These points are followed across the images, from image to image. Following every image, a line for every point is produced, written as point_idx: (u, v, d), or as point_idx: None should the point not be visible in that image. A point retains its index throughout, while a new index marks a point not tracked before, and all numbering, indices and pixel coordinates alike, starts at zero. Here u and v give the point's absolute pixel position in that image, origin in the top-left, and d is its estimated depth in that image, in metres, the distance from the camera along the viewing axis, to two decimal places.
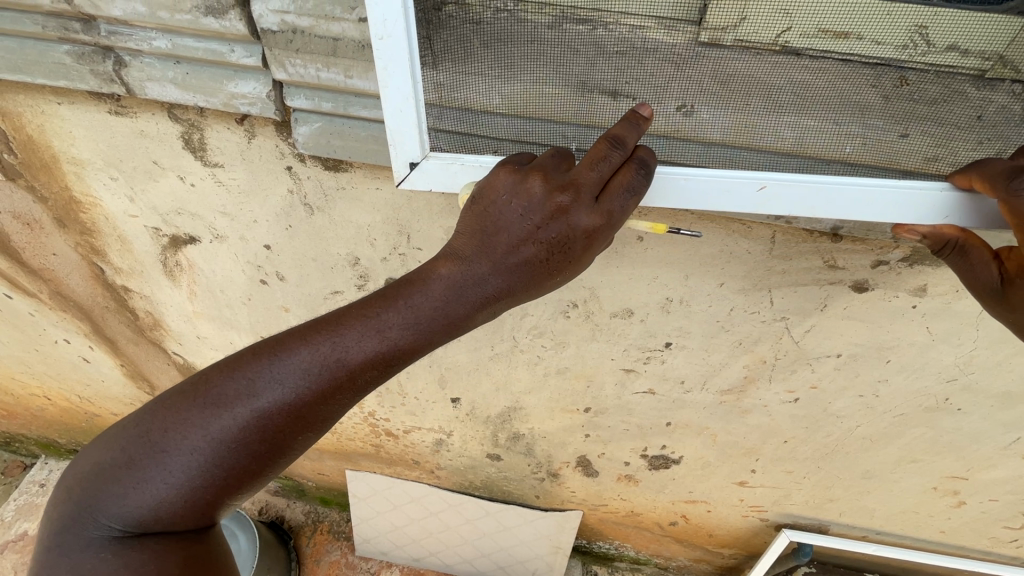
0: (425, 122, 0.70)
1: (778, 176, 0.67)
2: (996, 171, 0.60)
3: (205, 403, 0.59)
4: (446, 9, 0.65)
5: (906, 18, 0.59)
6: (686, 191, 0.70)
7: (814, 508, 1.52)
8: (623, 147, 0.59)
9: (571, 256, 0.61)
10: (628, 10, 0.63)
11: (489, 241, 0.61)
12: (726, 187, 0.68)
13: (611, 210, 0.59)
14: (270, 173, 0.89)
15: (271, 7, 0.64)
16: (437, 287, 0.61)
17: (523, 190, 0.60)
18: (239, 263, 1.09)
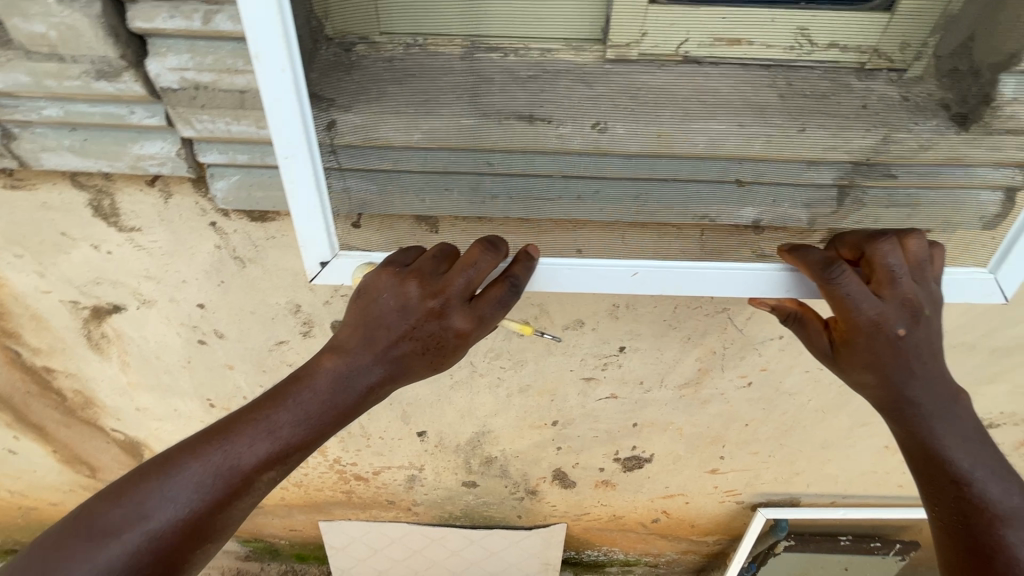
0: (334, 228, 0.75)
1: (645, 262, 0.79)
2: (813, 260, 0.68)
3: (89, 535, 0.55)
4: (358, 50, 0.67)
5: (788, 21, 0.66)
6: (564, 277, 0.79)
7: (783, 483, 1.57)
8: (497, 254, 0.63)
9: (448, 351, 0.64)
10: (537, 39, 0.68)
11: (374, 336, 0.63)
12: (596, 273, 0.79)
13: (484, 313, 0.63)
14: (193, 231, 0.85)
15: (169, 66, 0.65)
16: (325, 384, 0.62)
17: (402, 291, 0.62)
18: (172, 326, 1.03)
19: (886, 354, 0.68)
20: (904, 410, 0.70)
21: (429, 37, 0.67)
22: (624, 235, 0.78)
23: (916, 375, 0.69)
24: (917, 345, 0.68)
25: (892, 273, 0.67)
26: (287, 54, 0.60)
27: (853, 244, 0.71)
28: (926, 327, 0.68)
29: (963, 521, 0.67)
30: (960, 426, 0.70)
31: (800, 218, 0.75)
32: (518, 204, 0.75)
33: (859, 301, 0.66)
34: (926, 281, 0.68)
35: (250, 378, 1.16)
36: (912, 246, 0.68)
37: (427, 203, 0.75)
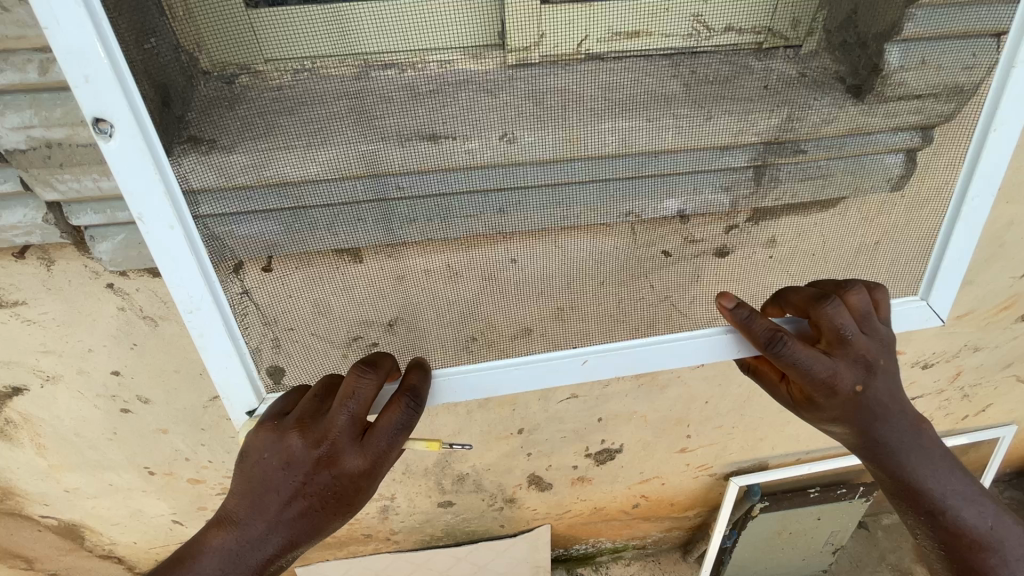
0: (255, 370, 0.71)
1: (592, 349, 0.79)
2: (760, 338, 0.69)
3: None
4: (240, 81, 0.63)
5: (683, 10, 0.66)
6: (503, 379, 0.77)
7: (750, 450, 1.61)
8: (375, 382, 0.65)
9: (347, 495, 0.66)
10: (433, 50, 0.66)
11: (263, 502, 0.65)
12: (532, 373, 0.77)
13: (378, 448, 0.65)
14: (90, 296, 0.78)
15: (11, 125, 0.60)
16: (213, 560, 0.64)
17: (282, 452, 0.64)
18: (87, 400, 0.94)
19: (838, 406, 0.75)
20: (869, 444, 0.78)
21: (317, 60, 0.64)
22: (556, 239, 0.77)
23: (875, 417, 0.76)
24: (875, 393, 0.75)
25: (841, 335, 0.71)
26: (178, 217, 0.59)
27: (799, 303, 0.75)
28: (879, 375, 0.74)
29: (948, 546, 0.76)
30: (918, 444, 0.77)
31: (722, 202, 0.77)
32: (436, 226, 0.73)
33: (814, 367, 0.70)
34: (874, 332, 0.74)
35: (189, 438, 1.08)
36: (855, 301, 0.74)
37: (341, 236, 0.72)
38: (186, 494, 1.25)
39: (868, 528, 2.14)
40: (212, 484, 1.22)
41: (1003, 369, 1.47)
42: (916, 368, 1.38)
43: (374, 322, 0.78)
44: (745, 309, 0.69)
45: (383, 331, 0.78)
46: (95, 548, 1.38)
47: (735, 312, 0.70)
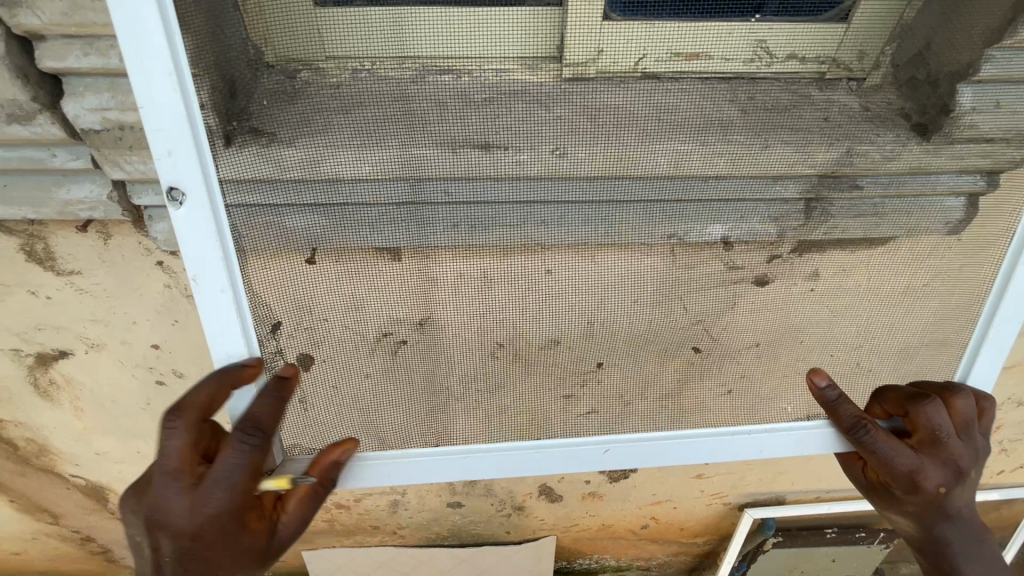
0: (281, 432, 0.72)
1: (618, 440, 0.79)
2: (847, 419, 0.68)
3: None
4: (301, 77, 0.64)
5: (746, 36, 0.67)
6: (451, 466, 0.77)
7: (768, 482, 1.57)
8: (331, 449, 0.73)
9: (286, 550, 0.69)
10: (490, 58, 0.67)
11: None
12: (502, 462, 0.77)
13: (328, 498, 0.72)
14: (139, 272, 0.81)
15: (89, 107, 0.63)
16: None
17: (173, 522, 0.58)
18: (125, 369, 0.98)
19: (914, 504, 0.70)
20: (938, 549, 0.72)
21: (378, 62, 0.66)
22: (595, 256, 0.76)
23: (953, 518, 0.70)
24: (957, 500, 0.69)
25: (937, 434, 0.67)
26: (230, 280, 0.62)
27: (897, 403, 0.72)
28: (969, 487, 0.69)
29: None
30: (982, 555, 0.71)
31: (768, 231, 0.76)
32: (477, 232, 0.74)
33: (897, 459, 0.66)
34: (968, 446, 0.68)
35: (215, 415, 1.11)
36: (959, 406, 0.69)
37: (384, 235, 0.73)
38: None
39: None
40: None
41: None
42: None
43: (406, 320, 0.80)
44: (836, 388, 0.69)
45: (412, 329, 0.80)
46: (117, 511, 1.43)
47: (832, 387, 0.69)
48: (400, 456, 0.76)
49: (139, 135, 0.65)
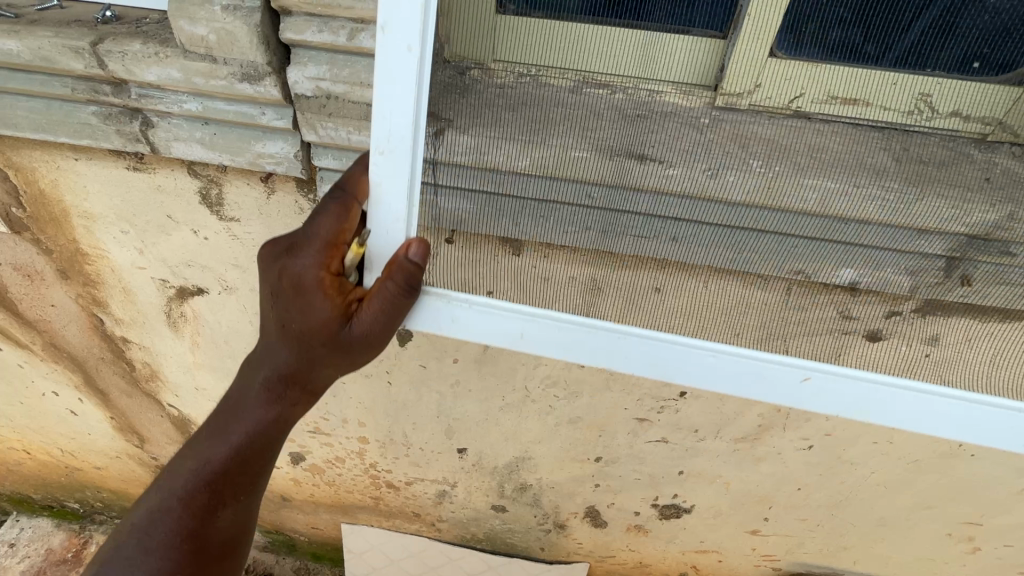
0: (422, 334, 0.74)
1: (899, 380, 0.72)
2: None
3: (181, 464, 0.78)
4: (472, 74, 0.71)
5: (911, 87, 0.66)
6: (553, 343, 0.74)
7: (828, 556, 1.47)
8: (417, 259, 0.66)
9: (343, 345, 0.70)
10: (647, 79, 0.71)
11: (244, 477, 0.77)
12: (630, 352, 0.74)
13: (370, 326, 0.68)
14: (287, 228, 0.90)
15: (307, 75, 0.72)
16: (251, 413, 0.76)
17: (296, 319, 0.69)
18: (246, 315, 1.07)
19: None
20: None
21: (543, 69, 0.72)
22: (705, 280, 0.78)
23: None
24: None
25: None
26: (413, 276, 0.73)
27: None
28: None
29: None
30: None
31: (902, 284, 0.75)
32: (610, 239, 0.78)
33: None
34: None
35: None
36: None
37: (517, 226, 0.77)
38: None
39: None
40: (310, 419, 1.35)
41: None
42: None
43: None
44: None
45: None
46: None
47: None
48: (515, 311, 0.73)
49: (339, 105, 0.74)
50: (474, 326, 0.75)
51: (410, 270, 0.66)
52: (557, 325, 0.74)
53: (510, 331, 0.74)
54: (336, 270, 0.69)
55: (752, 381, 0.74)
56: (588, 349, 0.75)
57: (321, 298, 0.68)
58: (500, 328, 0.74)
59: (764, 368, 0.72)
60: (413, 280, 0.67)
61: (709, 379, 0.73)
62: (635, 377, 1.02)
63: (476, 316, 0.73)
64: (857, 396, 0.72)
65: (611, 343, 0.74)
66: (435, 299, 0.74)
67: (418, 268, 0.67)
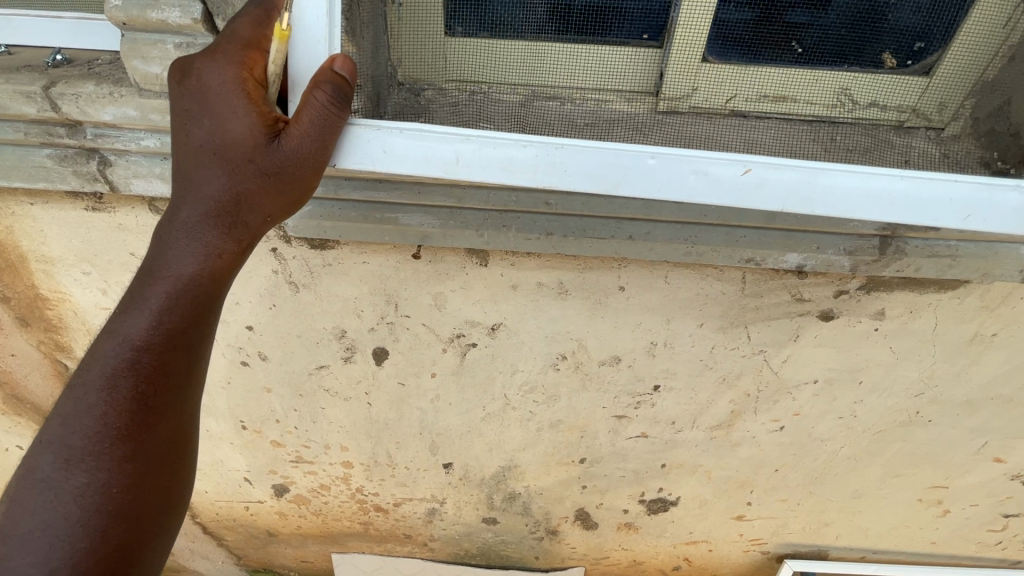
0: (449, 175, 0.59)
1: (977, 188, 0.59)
2: None
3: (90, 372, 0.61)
4: (427, 94, 0.74)
5: (832, 82, 0.72)
6: (488, 161, 0.60)
7: (811, 534, 1.51)
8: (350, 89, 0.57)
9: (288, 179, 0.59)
10: (592, 89, 0.75)
11: (179, 362, 0.63)
12: (645, 175, 0.60)
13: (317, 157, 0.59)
14: (253, 256, 0.90)
15: None
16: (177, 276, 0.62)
17: (213, 127, 0.57)
18: (218, 346, 1.07)
19: None
20: None
21: (493, 86, 0.76)
22: (669, 276, 0.87)
23: None
24: None
25: None
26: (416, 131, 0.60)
27: None
28: None
29: None
30: None
31: (842, 263, 0.78)
32: (570, 242, 0.76)
33: None
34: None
35: (287, 400, 1.19)
36: None
37: (485, 236, 0.76)
38: (265, 453, 1.36)
39: None
40: (291, 448, 1.34)
41: None
42: (1016, 482, 1.27)
43: (480, 323, 0.98)
44: None
45: (484, 332, 0.99)
46: None
47: None
48: (447, 131, 0.59)
49: None
50: (402, 148, 0.60)
51: (340, 80, 0.56)
52: (493, 142, 0.59)
53: (445, 153, 0.59)
54: (259, 79, 0.57)
55: (732, 185, 0.59)
56: (527, 168, 0.60)
57: (236, 108, 0.56)
58: (430, 149, 0.59)
59: (727, 173, 0.59)
60: (345, 93, 0.57)
61: (668, 190, 0.60)
62: (609, 375, 1.06)
63: (408, 144, 0.60)
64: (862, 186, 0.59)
65: (547, 157, 0.59)
66: (361, 128, 0.60)
67: (348, 81, 0.57)
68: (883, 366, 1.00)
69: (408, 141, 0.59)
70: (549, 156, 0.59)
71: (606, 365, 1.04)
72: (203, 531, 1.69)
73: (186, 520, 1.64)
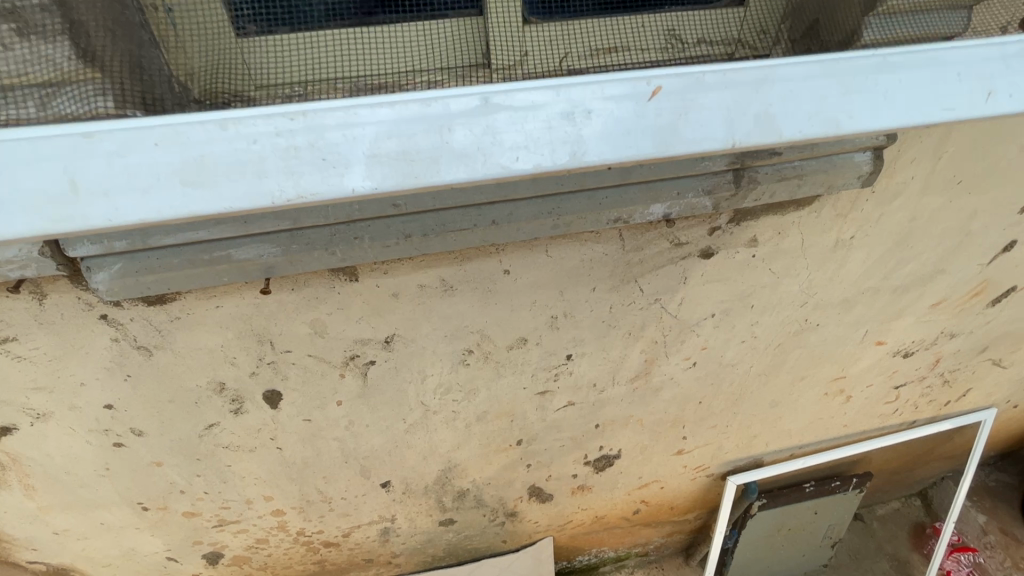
0: (196, 182, 0.46)
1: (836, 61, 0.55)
2: None
3: None
4: (231, 108, 0.63)
5: (658, 25, 0.72)
6: (237, 158, 0.46)
7: (745, 448, 1.62)
8: None
9: None
10: (422, 71, 0.68)
11: None
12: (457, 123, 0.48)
13: None
14: (81, 329, 0.77)
15: None
16: None
17: None
18: (79, 436, 0.92)
19: None
20: None
21: (309, 86, 0.66)
22: (547, 249, 0.84)
23: None
24: None
25: None
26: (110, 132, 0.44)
27: None
28: None
29: None
30: None
31: (705, 204, 0.79)
32: (432, 241, 0.72)
33: None
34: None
35: (183, 470, 1.06)
36: None
37: (340, 255, 0.70)
38: (182, 528, 1.22)
39: (864, 520, 2.20)
40: (209, 515, 1.21)
41: (978, 355, 1.52)
42: (898, 358, 1.42)
43: (372, 340, 0.91)
44: None
45: (379, 346, 0.92)
46: None
47: None
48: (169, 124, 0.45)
49: None
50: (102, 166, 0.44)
51: None
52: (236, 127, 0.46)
53: (171, 157, 0.45)
54: None
55: (539, 137, 0.50)
56: (303, 158, 0.47)
57: None
58: (150, 168, 0.45)
59: (516, 122, 0.49)
60: None
61: (519, 151, 0.49)
62: (521, 357, 1.03)
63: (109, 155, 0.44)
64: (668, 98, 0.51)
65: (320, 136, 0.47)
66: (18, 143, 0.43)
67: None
68: (767, 288, 1.05)
69: (108, 144, 0.44)
70: (326, 133, 0.47)
71: (515, 349, 1.01)
72: None
73: None
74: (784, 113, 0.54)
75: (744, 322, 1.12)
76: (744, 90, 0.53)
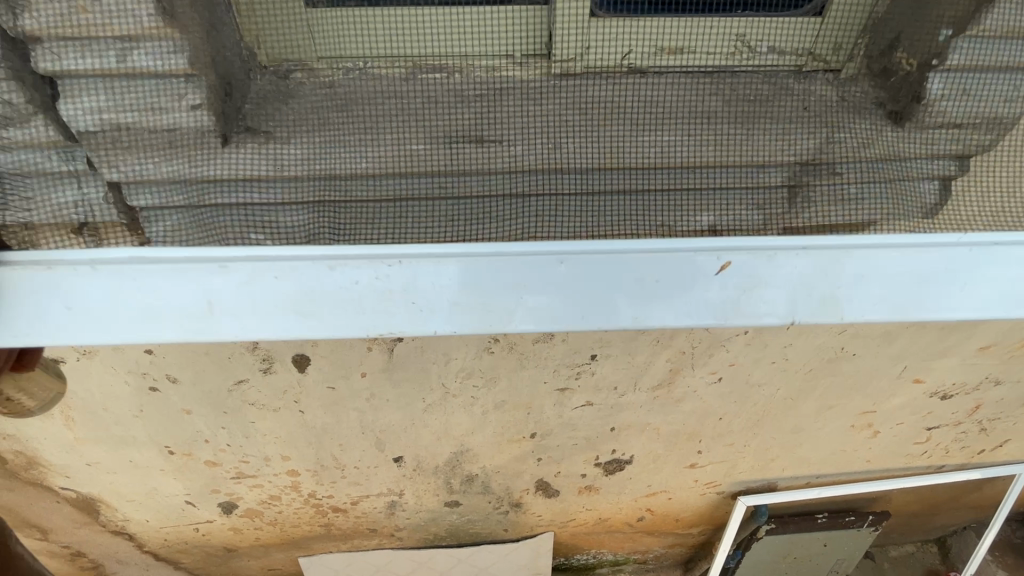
0: (298, 296, 0.61)
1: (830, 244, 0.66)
2: None
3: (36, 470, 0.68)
4: (296, 77, 0.66)
5: (730, 30, 0.68)
6: (332, 287, 0.62)
7: (760, 470, 1.58)
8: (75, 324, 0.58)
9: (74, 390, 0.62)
10: (480, 56, 0.68)
11: None
12: (503, 267, 0.63)
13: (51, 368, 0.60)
14: None
15: None
16: None
17: None
18: (119, 375, 0.97)
19: None
20: None
21: (370, 60, 0.67)
22: None
23: None
24: None
25: None
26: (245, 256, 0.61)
27: None
28: None
29: None
30: None
31: (760, 221, 0.74)
32: None
33: None
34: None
35: (210, 421, 1.10)
36: None
37: None
38: (201, 476, 1.28)
39: (874, 558, 2.13)
40: (228, 467, 1.26)
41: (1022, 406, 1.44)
42: (934, 399, 1.36)
43: None
44: None
45: None
46: (109, 523, 1.42)
47: None
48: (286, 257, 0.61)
49: None
50: (238, 301, 0.61)
51: None
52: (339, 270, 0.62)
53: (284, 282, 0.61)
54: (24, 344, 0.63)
55: (571, 301, 0.64)
56: (382, 316, 0.62)
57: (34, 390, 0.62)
58: (272, 297, 0.61)
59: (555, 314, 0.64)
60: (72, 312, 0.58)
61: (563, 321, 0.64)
62: (546, 352, 1.03)
63: (244, 288, 0.61)
64: (643, 284, 0.64)
65: (413, 300, 0.63)
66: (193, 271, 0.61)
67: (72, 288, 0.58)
68: None
69: (236, 274, 0.61)
70: (405, 291, 0.62)
71: (541, 343, 1.01)
72: (156, 559, 1.61)
73: (136, 551, 1.56)
74: (779, 294, 0.65)
75: (777, 342, 1.09)
76: (758, 283, 0.65)
